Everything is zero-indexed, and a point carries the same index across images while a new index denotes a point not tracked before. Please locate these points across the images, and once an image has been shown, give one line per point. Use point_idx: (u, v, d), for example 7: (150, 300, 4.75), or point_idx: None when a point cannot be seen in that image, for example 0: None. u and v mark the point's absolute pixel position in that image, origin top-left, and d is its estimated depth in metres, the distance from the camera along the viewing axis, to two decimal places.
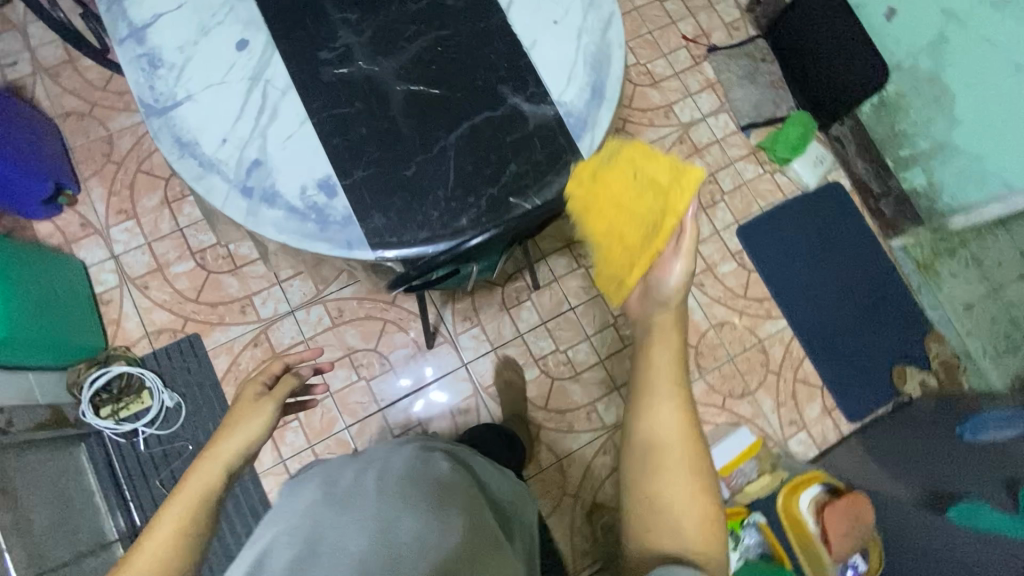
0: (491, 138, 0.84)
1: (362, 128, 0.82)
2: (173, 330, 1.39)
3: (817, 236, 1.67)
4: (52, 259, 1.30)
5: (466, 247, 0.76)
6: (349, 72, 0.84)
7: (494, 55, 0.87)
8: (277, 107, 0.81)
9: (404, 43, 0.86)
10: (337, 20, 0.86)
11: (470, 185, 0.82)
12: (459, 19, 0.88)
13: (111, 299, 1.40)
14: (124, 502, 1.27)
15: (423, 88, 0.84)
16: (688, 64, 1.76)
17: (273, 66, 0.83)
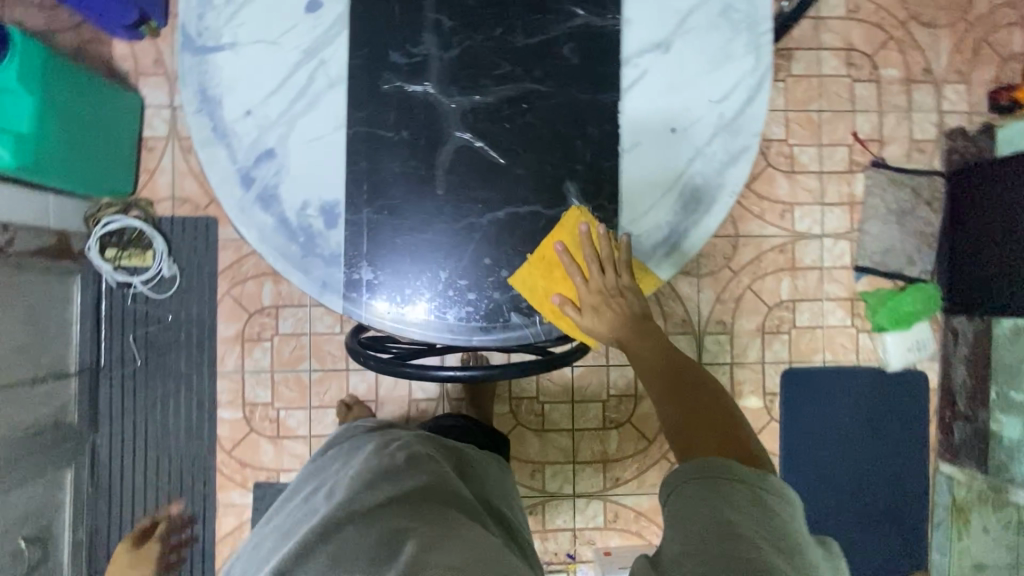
0: (525, 238, 0.71)
1: (395, 164, 0.70)
2: (196, 205, 1.39)
3: (864, 419, 1.46)
4: (112, 91, 1.27)
5: (433, 376, 0.69)
6: (413, 91, 0.71)
7: (581, 139, 0.71)
8: (320, 97, 0.70)
9: (488, 82, 0.71)
10: (427, 20, 0.71)
11: (474, 284, 0.71)
12: (564, 78, 0.71)
13: (155, 147, 1.39)
14: (96, 340, 1.35)
15: (484, 147, 0.71)
16: (840, 167, 1.47)
17: (335, 46, 0.70)
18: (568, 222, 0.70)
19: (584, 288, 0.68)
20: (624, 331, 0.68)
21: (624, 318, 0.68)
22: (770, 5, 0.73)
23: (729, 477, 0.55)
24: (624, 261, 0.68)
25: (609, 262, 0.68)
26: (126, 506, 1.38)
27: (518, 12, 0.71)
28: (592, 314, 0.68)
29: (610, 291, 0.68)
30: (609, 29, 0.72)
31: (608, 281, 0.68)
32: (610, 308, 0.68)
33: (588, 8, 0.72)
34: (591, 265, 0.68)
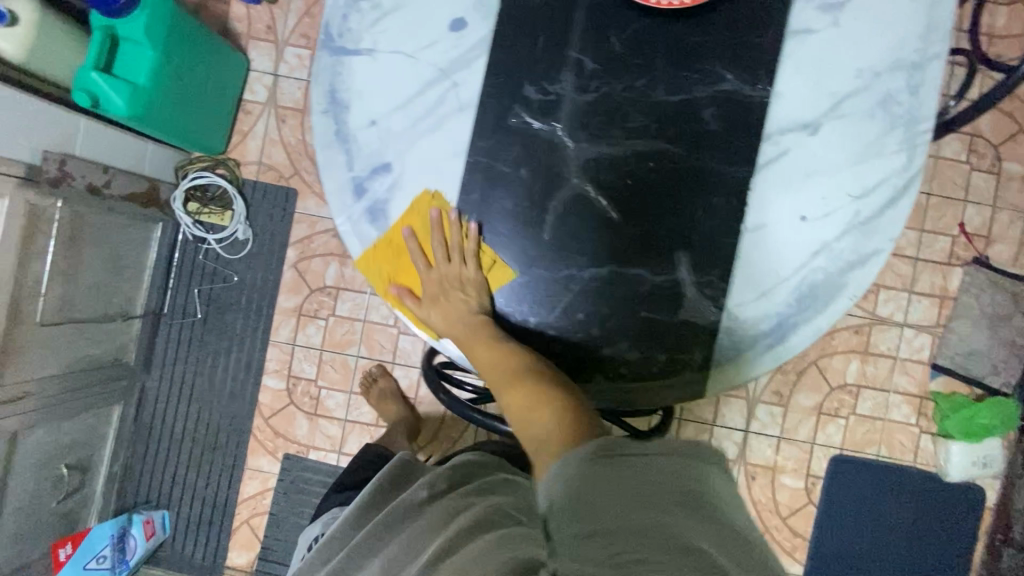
0: (624, 301, 0.68)
1: (507, 201, 0.68)
2: (279, 174, 1.40)
3: (906, 523, 1.39)
4: (225, 52, 1.29)
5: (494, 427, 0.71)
6: (539, 129, 0.68)
7: (703, 210, 0.67)
8: (445, 120, 0.69)
9: (619, 134, 0.68)
10: (569, 59, 0.68)
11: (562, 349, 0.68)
12: (699, 143, 0.67)
13: (251, 111, 1.40)
14: (163, 287, 1.40)
15: (600, 199, 0.68)
16: (939, 257, 1.38)
17: (471, 71, 0.69)
18: (411, 210, 0.69)
19: (426, 280, 0.70)
20: (457, 325, 0.69)
21: (465, 315, 0.69)
22: (936, 102, 0.68)
23: (621, 455, 0.54)
24: (469, 249, 0.69)
25: (454, 252, 0.69)
26: (162, 449, 1.43)
27: (664, 66, 0.68)
28: (431, 303, 0.70)
29: (450, 282, 0.69)
30: (757, 100, 0.67)
31: (449, 273, 0.69)
32: (451, 302, 0.69)
33: (739, 74, 0.67)
34: (438, 251, 0.69)
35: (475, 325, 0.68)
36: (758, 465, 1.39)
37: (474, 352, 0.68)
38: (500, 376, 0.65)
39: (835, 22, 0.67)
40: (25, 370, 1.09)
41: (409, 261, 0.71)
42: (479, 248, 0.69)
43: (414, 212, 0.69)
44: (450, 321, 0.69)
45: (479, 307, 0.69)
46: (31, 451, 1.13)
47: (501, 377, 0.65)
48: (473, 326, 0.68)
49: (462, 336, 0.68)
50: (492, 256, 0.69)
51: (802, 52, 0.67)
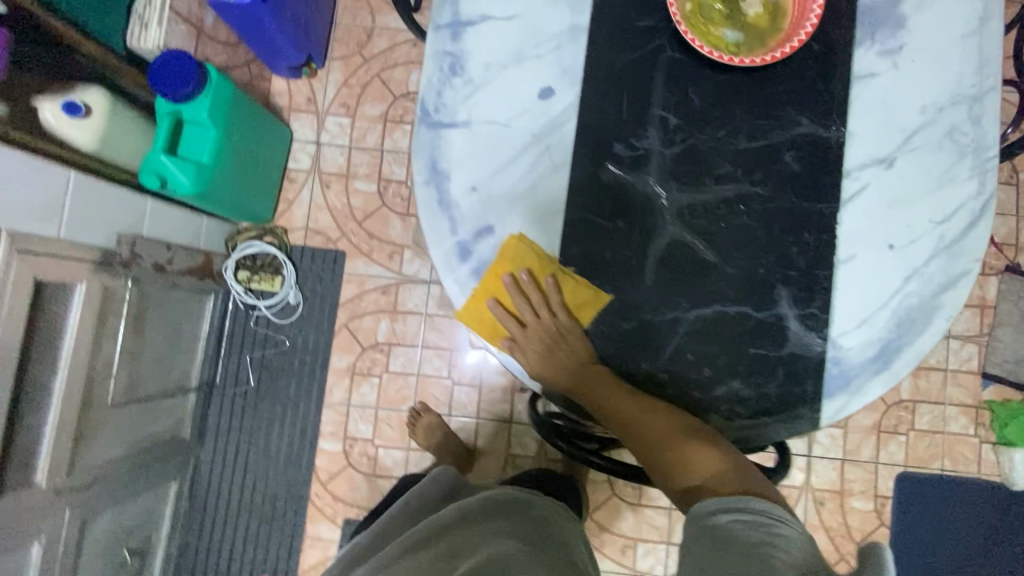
0: (730, 340, 0.70)
1: (606, 252, 0.71)
2: (327, 238, 1.44)
3: (982, 538, 1.37)
4: (271, 123, 1.34)
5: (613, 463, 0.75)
6: (632, 182, 0.72)
7: (796, 246, 0.71)
8: (542, 181, 0.73)
9: (708, 181, 0.72)
10: (653, 115, 0.73)
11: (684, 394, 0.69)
12: (784, 184, 0.71)
13: (296, 179, 1.45)
14: (215, 357, 1.39)
15: (695, 243, 0.71)
16: None
17: (561, 134, 0.73)
18: (501, 265, 0.72)
19: (524, 335, 0.72)
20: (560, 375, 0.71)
21: (567, 365, 0.71)
22: (998, 129, 0.72)
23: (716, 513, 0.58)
24: (561, 299, 0.70)
25: (546, 305, 0.71)
26: (218, 525, 1.38)
27: (743, 116, 0.72)
28: (534, 357, 0.72)
29: (546, 334, 0.71)
30: (833, 140, 0.72)
31: (546, 326, 0.71)
32: (551, 355, 0.71)
33: (814, 118, 0.72)
34: (530, 306, 0.71)
35: (580, 374, 0.70)
36: (827, 489, 1.38)
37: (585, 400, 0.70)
38: (620, 422, 0.68)
39: (894, 65, 0.73)
40: (95, 454, 1.07)
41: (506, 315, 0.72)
42: (568, 293, 0.71)
43: (506, 267, 0.71)
44: (555, 372, 0.71)
45: (578, 357, 0.70)
46: (99, 538, 1.10)
47: (620, 422, 0.68)
48: (578, 377, 0.70)
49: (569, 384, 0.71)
50: (584, 298, 0.71)
51: (869, 93, 0.72)
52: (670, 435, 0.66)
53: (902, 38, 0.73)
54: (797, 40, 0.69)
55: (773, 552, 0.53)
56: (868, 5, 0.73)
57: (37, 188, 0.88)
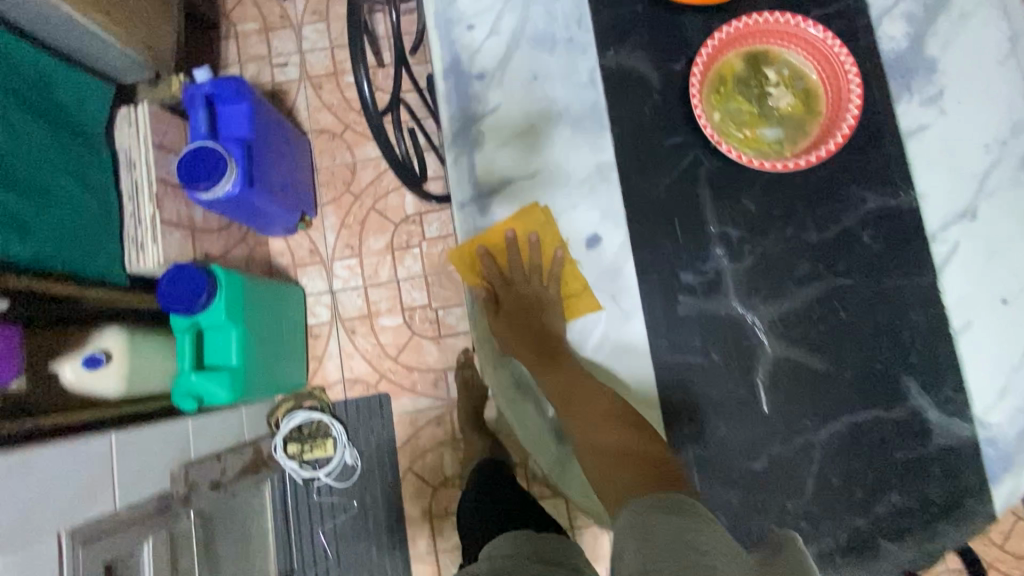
0: (874, 451, 0.64)
1: (711, 391, 0.65)
2: (367, 384, 1.38)
3: None
4: (282, 289, 1.29)
5: None
6: (713, 308, 0.66)
7: (906, 329, 0.65)
8: (517, 180, 0.70)
9: (792, 285, 0.66)
10: (712, 234, 0.68)
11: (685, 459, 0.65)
12: (872, 267, 0.66)
13: (320, 334, 1.40)
14: (289, 543, 1.32)
15: (801, 356, 0.65)
16: None
17: (620, 274, 0.68)
18: (499, 228, 0.69)
19: (502, 285, 0.71)
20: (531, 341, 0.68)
21: (543, 326, 0.68)
22: None
23: (679, 506, 0.49)
24: (557, 277, 0.68)
25: (538, 271, 0.69)
26: None
27: (808, 208, 0.67)
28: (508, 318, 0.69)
29: (525, 295, 0.69)
30: (908, 205, 0.67)
31: (529, 287, 0.69)
32: (525, 311, 0.69)
33: (879, 190, 0.67)
34: (520, 268, 0.69)
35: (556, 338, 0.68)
36: None
37: (544, 368, 0.66)
38: (567, 388, 0.64)
39: (941, 111, 0.69)
40: None
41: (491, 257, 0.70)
42: (564, 276, 0.69)
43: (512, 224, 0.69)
44: (524, 327, 0.69)
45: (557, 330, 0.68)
46: None
47: (578, 392, 0.64)
48: (548, 349, 0.67)
49: (539, 350, 0.67)
50: (578, 284, 0.68)
51: (926, 148, 0.68)
52: (614, 414, 0.61)
53: (939, 81, 0.69)
54: (847, 123, 0.63)
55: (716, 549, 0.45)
56: (894, 59, 0.70)
57: (82, 469, 0.81)
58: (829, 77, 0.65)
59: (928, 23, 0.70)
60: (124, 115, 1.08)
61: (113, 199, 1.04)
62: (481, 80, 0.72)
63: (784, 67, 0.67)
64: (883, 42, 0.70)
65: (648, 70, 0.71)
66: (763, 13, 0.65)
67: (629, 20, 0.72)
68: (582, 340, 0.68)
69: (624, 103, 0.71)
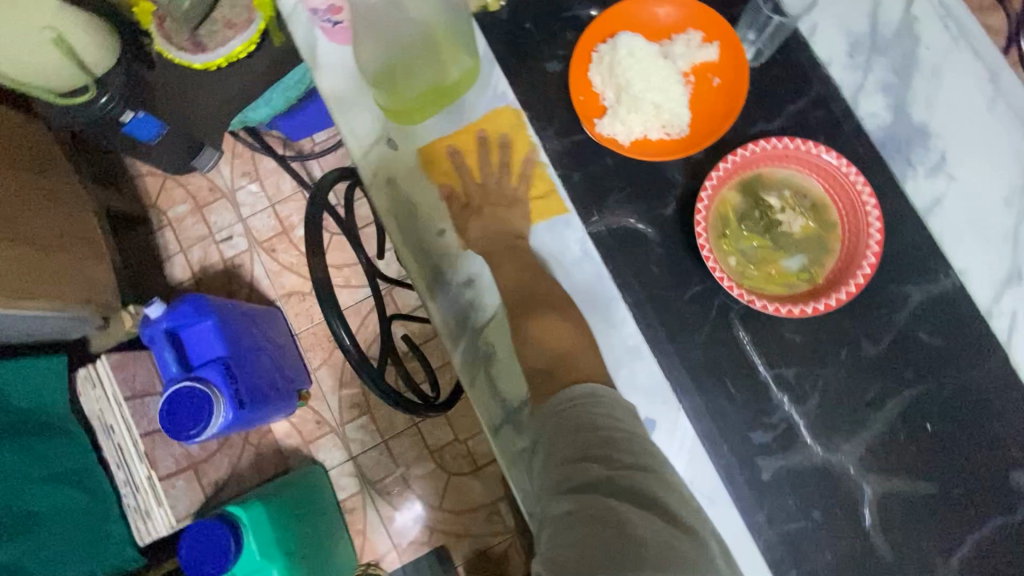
0: (1010, 564, 0.59)
1: (826, 554, 0.61)
2: (421, 543, 1.30)
3: None
4: (303, 484, 1.20)
5: None
6: (797, 462, 0.61)
7: (999, 422, 0.61)
8: (474, 97, 0.68)
9: (867, 411, 0.62)
10: (767, 380, 0.63)
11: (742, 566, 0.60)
12: (940, 367, 0.62)
13: (354, 507, 1.31)
14: None
15: (903, 486, 0.61)
16: None
17: (691, 459, 0.62)
18: (471, 125, 0.68)
19: (471, 183, 0.68)
20: (492, 233, 0.66)
21: (506, 223, 0.67)
22: None
23: (585, 414, 0.53)
24: (526, 179, 0.67)
25: (505, 170, 0.68)
26: None
27: (855, 324, 0.63)
28: (474, 211, 0.67)
29: (492, 194, 0.67)
30: (953, 288, 0.63)
31: (494, 185, 0.68)
32: (490, 207, 0.67)
33: (921, 283, 0.63)
34: (490, 170, 0.68)
35: (515, 237, 0.66)
36: None
37: (498, 255, 0.66)
38: (528, 278, 0.64)
39: (950, 176, 0.65)
40: None
41: (456, 147, 0.68)
42: (533, 179, 0.67)
43: (484, 125, 0.68)
44: (485, 223, 0.67)
45: (518, 229, 0.67)
46: None
47: (541, 292, 0.64)
48: (510, 249, 0.66)
49: (498, 245, 0.66)
50: (545, 187, 0.67)
51: (950, 221, 0.64)
52: (565, 307, 0.63)
53: (937, 146, 0.65)
54: (873, 249, 0.58)
55: (599, 449, 0.49)
56: (884, 136, 0.66)
57: None
58: (836, 191, 0.61)
59: (904, 88, 0.66)
60: (85, 376, 0.99)
61: (99, 475, 0.96)
62: (470, 284, 0.67)
63: (785, 189, 0.62)
64: (867, 122, 0.66)
65: (642, 223, 0.66)
66: (755, 143, 0.61)
67: (603, 176, 0.66)
68: (546, 245, 0.67)
69: (628, 265, 0.66)
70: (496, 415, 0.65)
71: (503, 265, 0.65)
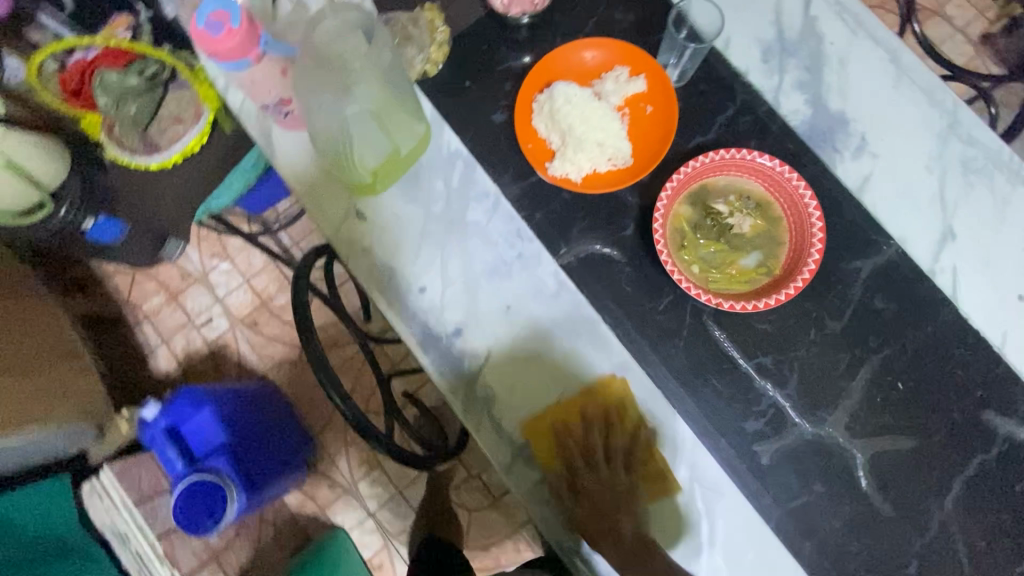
0: (998, 498, 0.65)
1: (833, 521, 0.65)
2: None
3: None
4: (327, 554, 1.20)
5: None
6: (791, 442, 0.66)
7: (961, 369, 0.66)
8: (574, 372, 0.68)
9: (844, 381, 0.67)
10: (748, 370, 0.67)
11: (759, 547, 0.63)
12: (901, 328, 0.67)
13: (382, 562, 1.31)
14: None
15: (888, 443, 0.65)
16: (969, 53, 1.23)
17: (696, 459, 0.65)
18: (575, 403, 0.67)
19: (586, 437, 0.67)
20: (601, 486, 0.65)
21: (615, 479, 0.65)
22: (992, 131, 0.70)
23: None
24: (644, 456, 0.66)
25: (617, 455, 0.66)
26: None
27: (816, 304, 0.68)
28: (581, 460, 0.66)
29: (606, 483, 0.65)
30: (896, 255, 0.69)
31: (604, 469, 0.65)
32: (605, 495, 0.64)
33: (867, 255, 0.69)
34: (601, 437, 0.66)
35: (631, 523, 0.64)
36: None
37: (604, 488, 0.65)
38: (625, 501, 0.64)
39: (874, 155, 0.71)
40: None
41: (570, 394, 0.68)
42: (650, 457, 0.66)
43: (609, 397, 0.67)
44: (600, 510, 0.64)
45: (629, 486, 0.65)
46: None
47: (648, 554, 0.62)
48: (617, 500, 0.64)
49: (611, 529, 0.63)
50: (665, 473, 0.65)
51: (881, 195, 0.70)
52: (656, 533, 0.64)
53: (856, 130, 0.71)
54: (817, 234, 0.63)
55: None
56: (808, 129, 0.72)
57: None
58: (774, 187, 0.66)
59: (818, 82, 0.72)
60: (89, 488, 0.98)
61: None
62: (459, 336, 0.70)
63: (729, 194, 0.67)
64: (792, 118, 0.72)
65: (607, 247, 0.70)
66: (694, 158, 0.66)
67: (563, 210, 0.71)
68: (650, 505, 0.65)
69: (602, 288, 0.70)
70: (505, 453, 0.68)
71: (607, 497, 0.64)
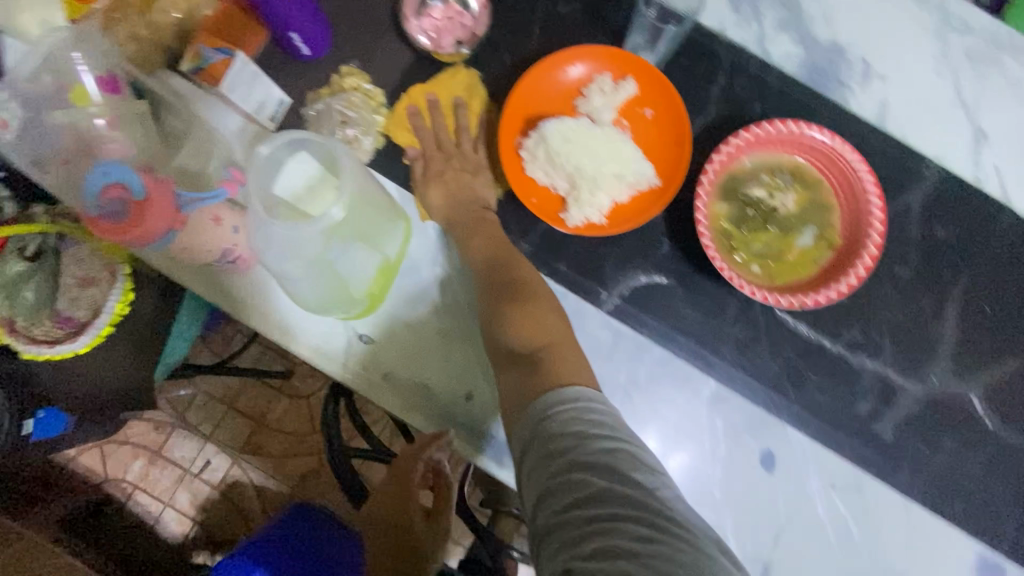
0: None
1: (974, 471, 0.61)
2: None
3: None
4: None
5: None
6: (906, 409, 0.61)
7: None
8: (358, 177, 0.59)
9: (936, 327, 0.62)
10: (839, 352, 0.61)
11: (915, 529, 0.59)
12: (969, 250, 0.63)
13: None
14: None
15: (996, 372, 0.62)
16: None
17: (822, 464, 0.60)
18: (416, 92, 0.62)
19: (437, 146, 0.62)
20: (452, 163, 0.61)
21: (477, 186, 0.61)
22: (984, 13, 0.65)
23: None
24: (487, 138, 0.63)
25: (467, 132, 0.62)
26: None
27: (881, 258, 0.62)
28: (439, 162, 0.61)
29: (460, 160, 0.62)
30: (939, 176, 0.63)
31: (455, 144, 0.62)
32: (462, 179, 0.61)
33: (911, 187, 0.63)
34: (449, 137, 0.62)
35: (477, 226, 0.58)
36: None
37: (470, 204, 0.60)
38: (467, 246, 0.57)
39: (882, 77, 0.64)
40: None
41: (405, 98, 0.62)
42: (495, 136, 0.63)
43: (436, 88, 0.63)
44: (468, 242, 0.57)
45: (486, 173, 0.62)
46: None
47: (496, 308, 0.54)
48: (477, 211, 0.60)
49: (467, 226, 0.58)
50: None
51: (901, 119, 0.64)
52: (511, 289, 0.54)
53: (856, 55, 0.64)
54: (870, 188, 0.57)
55: None
56: (808, 71, 0.64)
57: None
58: (801, 149, 0.60)
59: (799, 16, 0.64)
60: None
61: None
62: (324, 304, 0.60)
63: (759, 173, 0.60)
64: (786, 65, 0.64)
65: (651, 275, 0.62)
66: (717, 149, 0.57)
67: (589, 252, 0.61)
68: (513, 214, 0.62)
69: (662, 321, 0.61)
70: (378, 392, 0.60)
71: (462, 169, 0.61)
